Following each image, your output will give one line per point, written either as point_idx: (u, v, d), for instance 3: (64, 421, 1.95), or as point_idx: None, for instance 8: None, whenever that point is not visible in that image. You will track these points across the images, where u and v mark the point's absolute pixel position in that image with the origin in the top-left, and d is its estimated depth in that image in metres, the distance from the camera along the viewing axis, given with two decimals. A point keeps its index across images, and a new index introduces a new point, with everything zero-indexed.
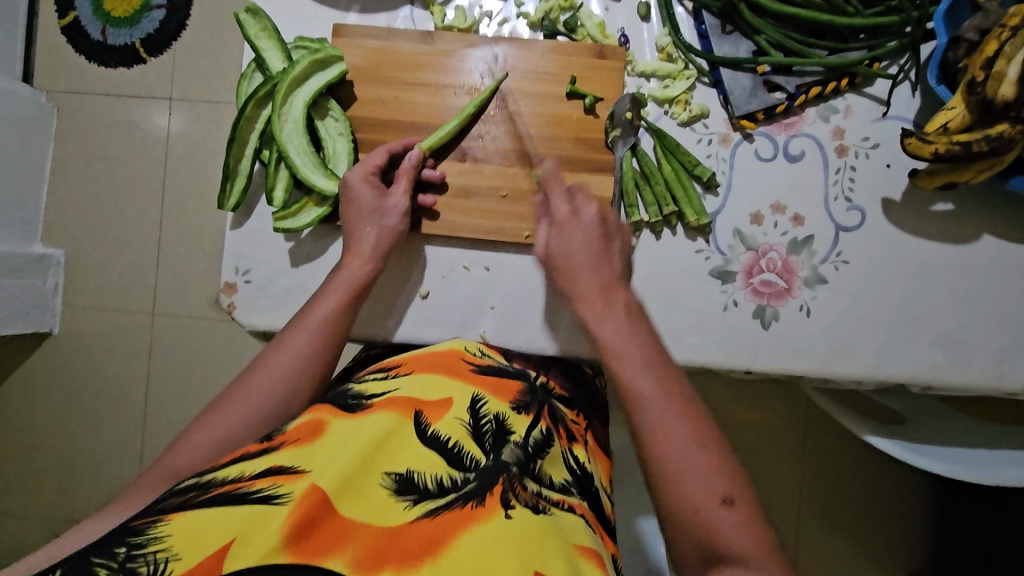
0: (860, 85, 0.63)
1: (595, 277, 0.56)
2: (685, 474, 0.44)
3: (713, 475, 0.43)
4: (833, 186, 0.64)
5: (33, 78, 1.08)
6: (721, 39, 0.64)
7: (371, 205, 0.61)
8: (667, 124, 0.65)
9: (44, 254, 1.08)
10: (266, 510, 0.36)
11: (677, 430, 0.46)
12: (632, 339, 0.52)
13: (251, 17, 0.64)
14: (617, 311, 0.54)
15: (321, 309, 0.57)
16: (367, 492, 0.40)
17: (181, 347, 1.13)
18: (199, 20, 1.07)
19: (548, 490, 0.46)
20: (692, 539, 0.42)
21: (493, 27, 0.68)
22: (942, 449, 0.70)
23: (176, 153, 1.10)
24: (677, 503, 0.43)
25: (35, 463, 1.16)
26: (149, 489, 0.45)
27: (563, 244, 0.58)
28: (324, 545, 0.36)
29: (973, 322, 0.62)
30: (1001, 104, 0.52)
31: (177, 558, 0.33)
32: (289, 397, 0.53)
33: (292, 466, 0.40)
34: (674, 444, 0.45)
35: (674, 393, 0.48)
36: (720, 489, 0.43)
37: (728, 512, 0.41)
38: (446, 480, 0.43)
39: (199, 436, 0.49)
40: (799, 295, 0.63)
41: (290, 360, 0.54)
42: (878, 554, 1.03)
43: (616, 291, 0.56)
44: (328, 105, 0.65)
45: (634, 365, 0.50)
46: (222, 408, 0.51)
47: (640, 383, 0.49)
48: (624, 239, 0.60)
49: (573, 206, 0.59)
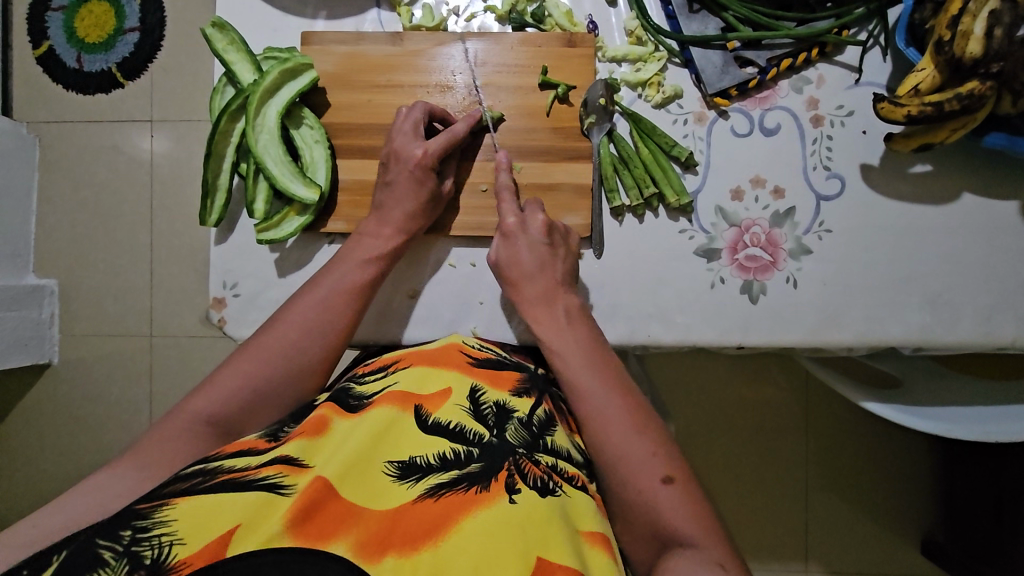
0: (830, 54, 0.64)
1: (538, 282, 0.58)
2: (627, 459, 0.48)
3: (650, 457, 0.48)
4: (811, 156, 0.64)
5: (13, 111, 1.09)
6: (689, 19, 0.64)
7: (371, 227, 0.61)
8: (641, 107, 0.66)
9: (38, 285, 1.09)
10: (271, 498, 0.37)
11: (618, 424, 0.50)
12: (574, 338, 0.55)
13: (218, 31, 0.63)
14: (557, 313, 0.57)
15: (346, 268, 0.59)
16: (371, 477, 0.41)
17: (181, 368, 1.12)
18: (173, 39, 1.06)
19: (561, 465, 0.47)
20: (639, 516, 0.46)
21: (461, 23, 0.68)
22: (939, 410, 0.71)
23: (162, 175, 1.09)
24: (623, 486, 0.48)
25: (43, 496, 1.16)
26: (164, 420, 0.50)
27: (510, 253, 0.60)
28: (329, 528, 0.36)
29: (959, 281, 0.62)
30: (970, 62, 0.52)
31: (182, 543, 0.33)
32: (299, 366, 0.55)
33: (298, 458, 0.41)
34: (616, 434, 0.49)
35: (613, 385, 0.52)
36: (659, 469, 0.47)
37: (667, 488, 0.46)
38: (448, 454, 0.44)
39: (219, 379, 0.53)
40: (786, 267, 0.63)
41: (313, 311, 0.56)
42: (884, 511, 1.03)
43: (557, 295, 0.58)
44: (302, 114, 0.65)
45: (577, 362, 0.54)
46: (251, 353, 0.54)
47: (584, 380, 0.53)
48: (570, 246, 0.62)
49: (520, 216, 0.61)
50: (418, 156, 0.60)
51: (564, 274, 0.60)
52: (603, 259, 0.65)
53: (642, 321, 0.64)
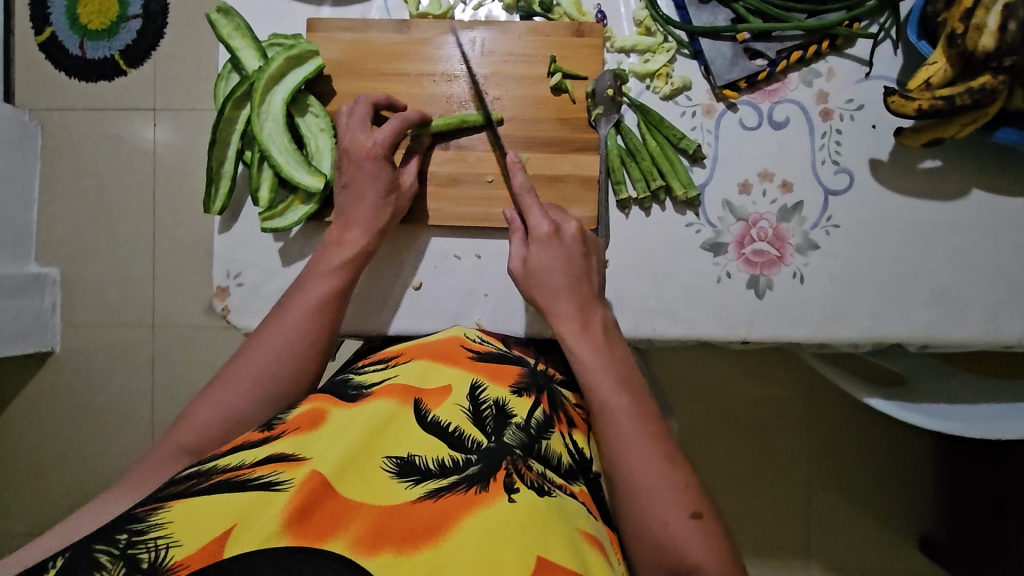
0: (841, 46, 0.63)
1: (574, 294, 0.58)
2: (655, 487, 0.46)
3: (680, 490, 0.46)
4: (820, 150, 0.63)
5: (15, 98, 1.08)
6: (699, 9, 0.64)
7: (334, 236, 0.61)
8: (650, 99, 0.65)
9: (39, 273, 1.09)
10: (267, 495, 0.36)
11: (645, 447, 0.48)
12: (608, 357, 0.55)
13: (223, 17, 0.63)
14: (593, 328, 0.57)
15: (329, 269, 0.59)
16: (366, 474, 0.40)
17: (182, 357, 1.12)
18: (177, 26, 1.05)
19: (551, 473, 0.46)
20: (660, 551, 0.44)
21: (468, 12, 0.67)
22: (944, 408, 0.70)
23: (164, 163, 1.09)
24: (645, 515, 0.45)
25: (44, 483, 1.16)
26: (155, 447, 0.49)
27: (545, 259, 0.59)
28: (325, 527, 0.36)
29: (966, 278, 0.62)
30: (982, 55, 0.52)
31: (177, 545, 0.33)
32: (292, 360, 0.54)
33: (293, 453, 0.40)
34: (643, 458, 0.48)
35: (644, 413, 0.51)
36: (688, 503, 0.45)
37: (696, 524, 0.44)
38: (447, 461, 0.43)
39: (216, 393, 0.51)
40: (792, 262, 0.63)
41: (292, 322, 0.55)
42: (890, 520, 1.03)
43: (592, 309, 0.58)
44: (307, 102, 0.64)
45: (609, 382, 0.53)
46: (224, 381, 0.52)
47: (616, 400, 0.51)
48: (599, 255, 0.62)
49: (552, 222, 0.60)
50: (369, 147, 0.60)
51: (597, 288, 0.60)
52: (609, 250, 0.65)
53: (647, 315, 0.64)
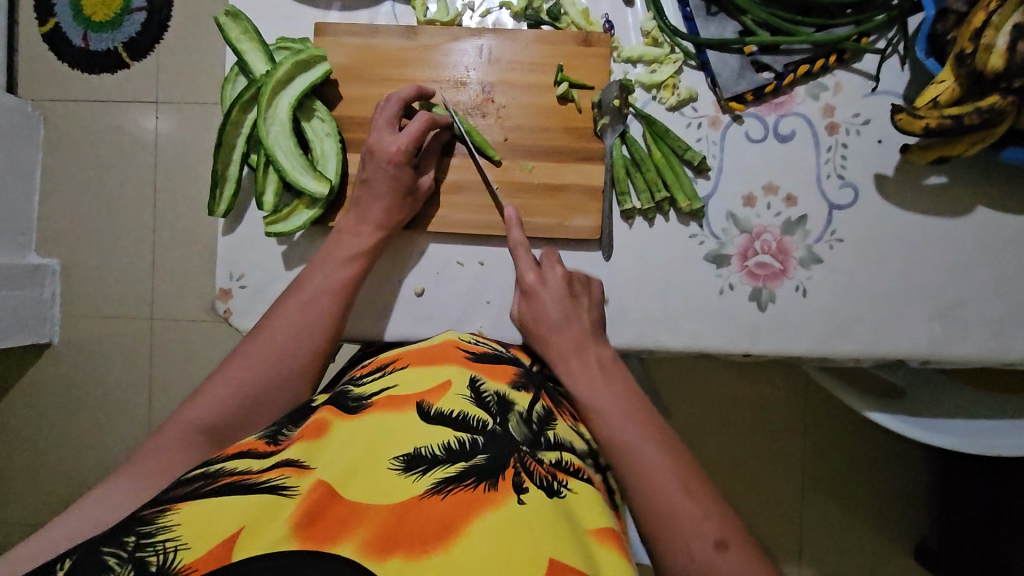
0: (848, 61, 0.63)
1: (568, 335, 0.58)
2: (677, 519, 0.46)
3: (703, 520, 0.45)
4: (825, 163, 0.63)
5: (19, 89, 1.08)
6: (707, 21, 0.64)
7: (349, 224, 0.61)
8: (655, 109, 0.65)
9: (40, 265, 1.08)
10: (275, 501, 0.37)
11: (660, 476, 0.48)
12: (609, 393, 0.54)
13: (231, 20, 0.63)
14: (590, 365, 0.56)
15: (330, 274, 0.59)
16: (374, 474, 0.40)
17: (181, 352, 1.12)
18: (182, 23, 1.05)
19: (564, 462, 0.46)
20: None
21: (476, 19, 0.67)
22: (945, 424, 0.70)
23: (167, 157, 1.09)
24: (672, 552, 0.45)
25: (41, 474, 1.16)
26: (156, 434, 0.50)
27: (532, 308, 0.60)
28: (334, 531, 0.36)
29: (969, 295, 0.62)
30: (991, 76, 0.51)
31: (186, 548, 0.33)
32: (286, 366, 0.55)
33: (300, 461, 0.40)
34: (661, 489, 0.47)
35: (656, 441, 0.51)
36: (712, 532, 0.45)
37: (724, 555, 0.44)
38: (454, 443, 0.43)
39: (208, 388, 0.53)
40: (795, 275, 0.63)
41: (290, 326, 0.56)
42: (886, 532, 1.03)
43: (587, 348, 0.57)
44: (313, 106, 0.64)
45: (616, 418, 0.52)
46: (219, 377, 0.54)
47: (625, 435, 0.51)
48: (594, 294, 0.62)
49: (539, 271, 0.61)
50: (393, 151, 0.60)
51: (592, 325, 0.59)
52: (613, 261, 0.65)
53: (648, 326, 0.64)
